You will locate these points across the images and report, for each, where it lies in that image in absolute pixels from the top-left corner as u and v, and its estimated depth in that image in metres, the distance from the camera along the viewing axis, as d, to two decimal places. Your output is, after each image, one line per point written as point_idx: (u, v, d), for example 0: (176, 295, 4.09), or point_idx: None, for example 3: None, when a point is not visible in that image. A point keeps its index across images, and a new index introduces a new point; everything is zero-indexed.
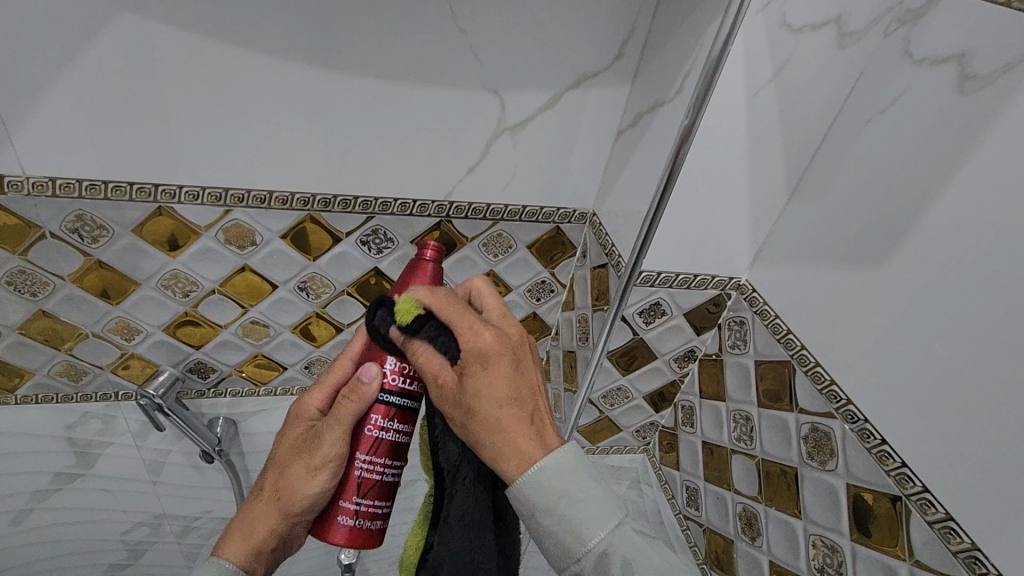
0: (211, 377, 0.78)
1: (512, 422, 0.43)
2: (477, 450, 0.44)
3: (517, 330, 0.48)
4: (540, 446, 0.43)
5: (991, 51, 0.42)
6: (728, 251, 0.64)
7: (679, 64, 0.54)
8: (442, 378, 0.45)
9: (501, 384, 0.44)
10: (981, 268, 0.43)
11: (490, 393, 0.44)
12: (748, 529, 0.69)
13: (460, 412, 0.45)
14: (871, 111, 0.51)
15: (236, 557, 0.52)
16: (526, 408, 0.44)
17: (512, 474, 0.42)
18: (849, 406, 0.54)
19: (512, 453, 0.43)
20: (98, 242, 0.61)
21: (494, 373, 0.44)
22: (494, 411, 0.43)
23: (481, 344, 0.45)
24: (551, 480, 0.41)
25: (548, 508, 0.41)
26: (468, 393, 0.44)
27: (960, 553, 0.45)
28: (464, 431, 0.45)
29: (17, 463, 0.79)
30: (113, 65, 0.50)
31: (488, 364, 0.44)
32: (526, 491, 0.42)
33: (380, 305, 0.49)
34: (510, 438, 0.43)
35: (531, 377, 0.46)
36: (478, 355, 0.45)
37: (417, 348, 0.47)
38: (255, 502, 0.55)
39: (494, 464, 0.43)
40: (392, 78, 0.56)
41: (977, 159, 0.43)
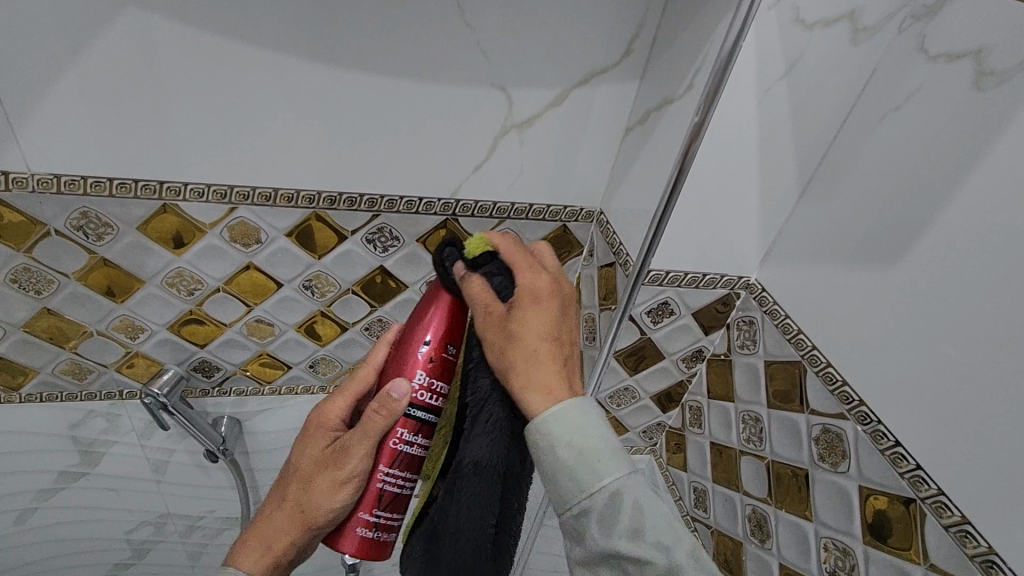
0: (215, 376, 0.78)
1: (547, 359, 0.43)
2: (506, 378, 0.44)
3: (568, 283, 0.48)
4: (567, 389, 0.43)
5: (1006, 46, 0.41)
6: (737, 250, 0.64)
7: (688, 60, 0.53)
8: (492, 308, 0.45)
9: (544, 320, 0.44)
10: (997, 266, 0.42)
11: (533, 327, 0.44)
12: (757, 531, 0.68)
13: (498, 340, 0.44)
14: (884, 108, 0.50)
15: (257, 570, 0.54)
16: (562, 352, 0.44)
17: (537, 407, 0.42)
18: (861, 407, 0.53)
19: (542, 387, 0.42)
20: (103, 240, 0.61)
21: (543, 310, 0.45)
22: (533, 344, 0.43)
23: (536, 283, 0.45)
24: (568, 416, 0.42)
25: (564, 442, 0.41)
26: (513, 322, 0.44)
27: (976, 557, 0.44)
28: (496, 361, 0.44)
29: (21, 462, 0.79)
30: (118, 62, 0.50)
31: (539, 300, 0.45)
32: (548, 422, 0.42)
33: (448, 241, 0.49)
34: (541, 372, 0.43)
35: (571, 326, 0.47)
36: (532, 291, 0.45)
37: (472, 278, 0.47)
38: (273, 512, 0.55)
39: (519, 394, 0.43)
40: (398, 75, 0.56)
41: (993, 156, 0.42)
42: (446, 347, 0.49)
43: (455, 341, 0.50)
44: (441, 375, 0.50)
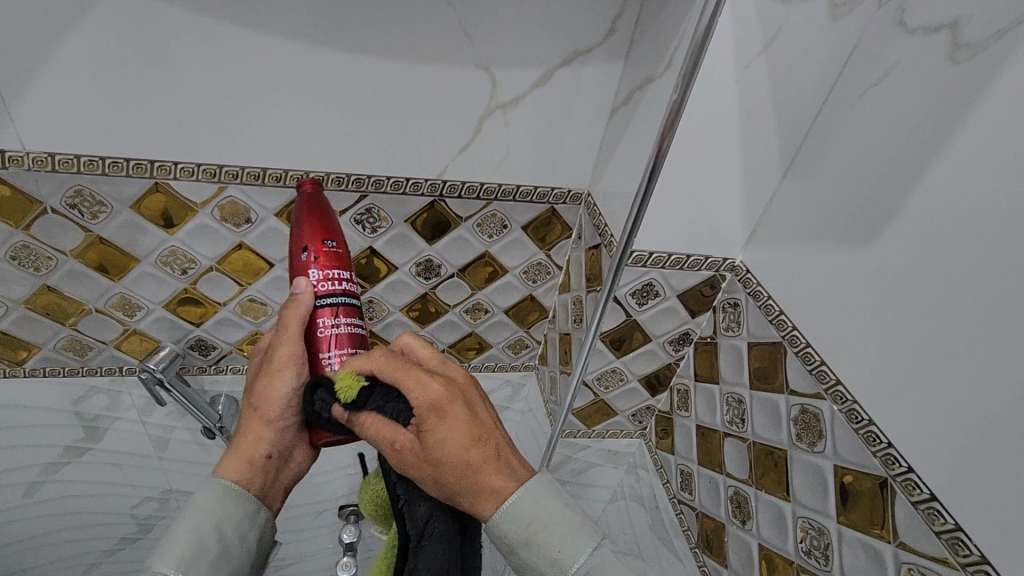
0: (211, 354, 0.81)
1: (479, 461, 0.46)
2: (453, 499, 0.47)
3: (461, 375, 0.52)
4: (509, 480, 0.46)
5: (984, 17, 0.40)
6: (721, 230, 0.64)
7: (667, 39, 0.53)
8: (399, 441, 0.48)
9: (455, 424, 0.47)
10: (975, 239, 0.41)
11: (446, 437, 0.47)
12: (739, 512, 0.69)
13: (426, 468, 0.47)
14: (863, 85, 0.50)
15: (233, 475, 0.52)
16: (487, 447, 0.47)
17: (488, 511, 0.45)
18: (838, 387, 0.53)
19: (487, 493, 0.46)
20: (98, 218, 0.62)
21: (449, 418, 0.48)
22: (458, 455, 0.46)
23: (428, 394, 0.49)
24: (524, 512, 0.44)
25: (523, 541, 0.44)
26: (428, 443, 0.47)
27: (944, 534, 0.44)
28: (441, 491, 0.47)
29: (27, 437, 0.81)
30: (99, 42, 0.50)
31: (442, 410, 0.48)
32: (503, 526, 0.44)
33: (320, 386, 0.54)
34: (481, 479, 0.46)
35: (486, 415, 0.50)
36: (427, 403, 0.48)
37: (370, 419, 0.50)
38: (238, 432, 0.57)
39: (472, 509, 0.46)
40: (379, 54, 0.56)
41: (969, 131, 0.41)
42: (323, 241, 0.58)
43: (331, 236, 0.58)
44: (332, 264, 0.58)
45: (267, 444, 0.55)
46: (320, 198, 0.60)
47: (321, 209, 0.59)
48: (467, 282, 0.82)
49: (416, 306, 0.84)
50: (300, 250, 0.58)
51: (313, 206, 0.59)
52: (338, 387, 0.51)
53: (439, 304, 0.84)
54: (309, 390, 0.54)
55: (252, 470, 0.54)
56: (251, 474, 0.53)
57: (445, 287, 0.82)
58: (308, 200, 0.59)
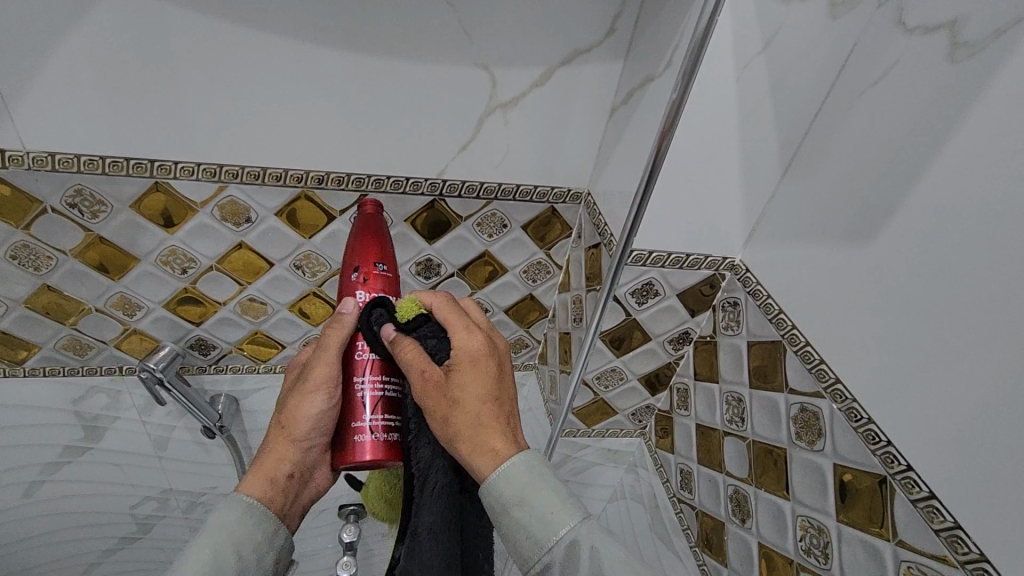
0: (212, 354, 0.81)
1: (492, 419, 0.48)
2: (453, 442, 0.48)
3: (501, 342, 0.53)
4: (512, 446, 0.47)
5: (983, 17, 0.40)
6: (721, 229, 0.64)
7: (667, 38, 0.53)
8: (426, 370, 0.50)
9: (484, 379, 0.49)
10: (974, 238, 0.41)
11: (473, 385, 0.49)
12: (738, 510, 0.69)
13: (443, 404, 0.49)
14: (863, 84, 0.50)
15: (254, 492, 0.53)
16: (502, 410, 0.49)
17: (484, 468, 0.46)
18: (837, 385, 0.53)
19: (488, 450, 0.46)
20: (97, 217, 0.62)
21: (479, 371, 0.50)
22: (476, 405, 0.48)
23: (471, 342, 0.51)
24: (519, 474, 0.45)
25: (517, 501, 0.44)
26: (453, 383, 0.49)
27: (943, 532, 0.44)
28: (443, 429, 0.48)
29: (27, 436, 0.81)
30: (99, 41, 0.50)
31: (476, 360, 0.50)
32: (495, 482, 0.45)
33: (380, 305, 0.55)
34: (487, 434, 0.47)
35: (510, 385, 0.51)
36: (469, 351, 0.50)
37: (407, 344, 0.52)
38: (265, 447, 0.57)
39: (468, 458, 0.47)
40: (379, 53, 0.56)
41: (968, 131, 0.41)
42: (374, 264, 0.59)
43: (381, 259, 0.60)
44: (380, 289, 0.59)
45: (290, 463, 0.56)
46: (376, 220, 0.62)
47: (375, 233, 0.61)
48: (467, 281, 0.82)
49: None
50: (352, 270, 0.59)
51: (369, 227, 0.61)
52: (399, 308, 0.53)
53: None
54: (365, 308, 0.55)
55: (274, 489, 0.54)
56: (272, 494, 0.53)
57: (445, 287, 0.82)
58: (363, 222, 0.61)
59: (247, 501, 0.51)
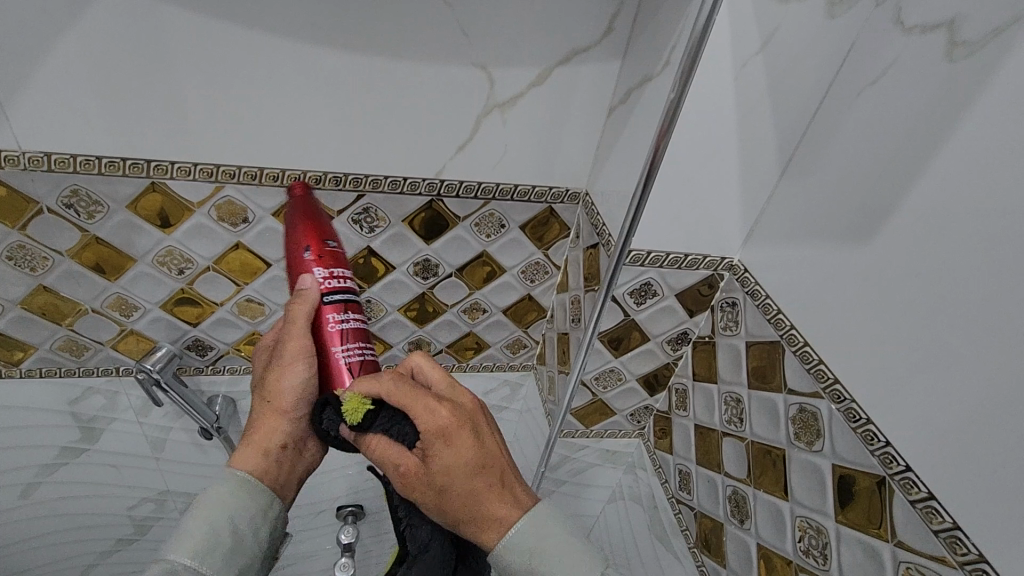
0: (209, 355, 0.81)
1: (484, 490, 0.48)
2: (454, 519, 0.49)
3: (467, 404, 0.52)
4: (513, 510, 0.48)
5: (981, 16, 0.40)
6: (719, 229, 0.64)
7: (665, 38, 0.53)
8: (404, 464, 0.50)
9: (460, 454, 0.48)
10: (973, 237, 0.41)
11: (454, 466, 0.48)
12: (737, 511, 0.69)
13: (429, 491, 0.49)
14: (861, 83, 0.49)
15: (248, 467, 0.54)
16: (492, 475, 0.49)
17: (489, 539, 0.48)
18: (836, 386, 0.53)
19: (489, 520, 0.48)
20: (94, 218, 0.62)
21: (455, 447, 0.48)
22: (464, 483, 0.48)
23: (437, 421, 0.49)
24: (528, 539, 0.47)
25: (528, 563, 0.46)
26: (432, 470, 0.48)
27: (942, 533, 0.44)
28: (440, 512, 0.49)
29: (24, 438, 0.81)
30: (94, 40, 0.50)
31: (448, 440, 0.49)
32: (503, 552, 0.47)
33: (327, 405, 0.54)
34: (485, 506, 0.48)
35: (491, 443, 0.51)
36: (435, 433, 0.49)
37: (375, 440, 0.51)
38: (251, 423, 0.57)
39: (472, 533, 0.48)
40: (376, 53, 0.56)
41: (967, 129, 0.41)
42: (324, 240, 0.58)
43: (330, 235, 0.59)
44: (334, 262, 0.58)
45: (279, 435, 0.56)
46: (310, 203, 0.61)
47: (313, 211, 0.59)
48: (465, 282, 0.81)
49: (414, 306, 0.84)
50: (299, 251, 0.57)
51: (307, 210, 0.60)
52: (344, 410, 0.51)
53: (437, 303, 0.84)
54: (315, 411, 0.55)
55: (267, 460, 0.55)
56: (265, 465, 0.55)
57: (443, 287, 0.82)
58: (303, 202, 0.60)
59: (240, 477, 0.53)
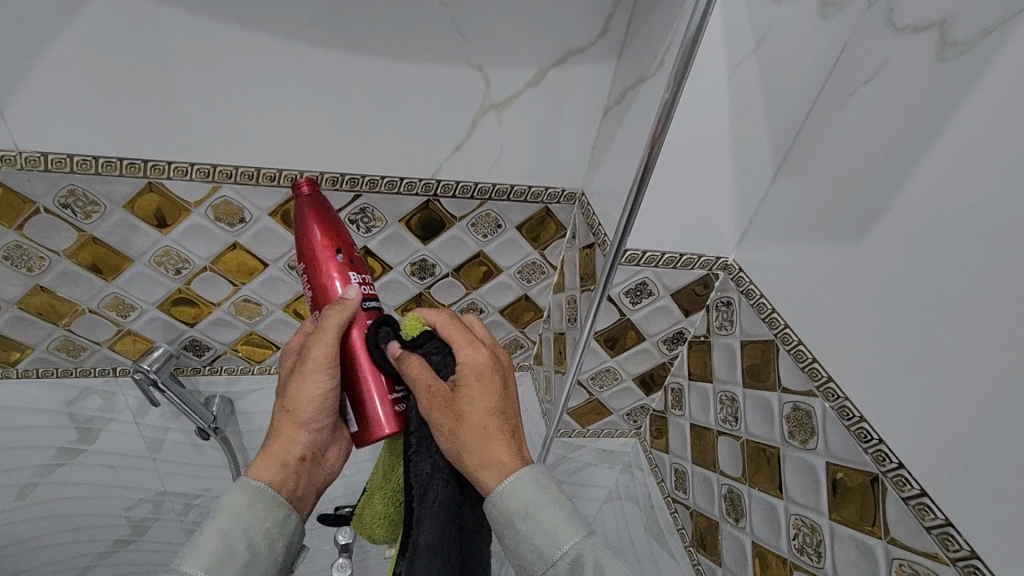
0: (206, 355, 0.81)
1: (498, 434, 0.49)
2: (459, 456, 0.48)
3: (506, 359, 0.55)
4: (517, 457, 0.48)
5: (971, 16, 0.40)
6: (714, 229, 0.64)
7: (659, 39, 0.53)
8: (433, 384, 0.50)
9: (489, 395, 0.51)
10: (963, 236, 0.42)
11: (478, 399, 0.50)
12: (732, 510, 0.69)
13: (448, 419, 0.49)
14: (854, 83, 0.50)
15: (266, 477, 0.52)
16: (506, 423, 0.50)
17: (490, 479, 0.47)
18: (829, 384, 0.53)
19: (494, 461, 0.47)
20: (90, 218, 0.62)
21: (484, 385, 0.51)
22: (482, 418, 0.49)
23: (476, 357, 0.52)
24: (523, 487, 0.46)
25: (523, 514, 0.45)
26: (458, 397, 0.50)
27: (934, 529, 0.44)
28: (450, 445, 0.49)
29: (20, 438, 0.81)
30: (91, 41, 0.50)
31: (481, 375, 0.51)
32: (502, 493, 0.46)
33: (385, 323, 0.57)
34: (493, 446, 0.48)
35: (514, 400, 0.53)
36: (473, 368, 0.52)
37: (412, 360, 0.52)
38: (269, 433, 0.56)
39: (474, 472, 0.47)
40: (373, 53, 0.56)
41: (957, 129, 0.42)
42: (353, 248, 0.60)
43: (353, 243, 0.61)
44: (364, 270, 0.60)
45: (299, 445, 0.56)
46: (325, 209, 0.58)
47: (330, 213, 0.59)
48: (462, 282, 0.82)
49: (411, 306, 0.84)
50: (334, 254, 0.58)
51: (322, 210, 0.58)
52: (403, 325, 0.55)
53: (434, 303, 0.84)
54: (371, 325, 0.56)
55: (287, 470, 0.53)
56: (285, 475, 0.53)
57: (440, 287, 0.82)
58: (314, 206, 0.58)
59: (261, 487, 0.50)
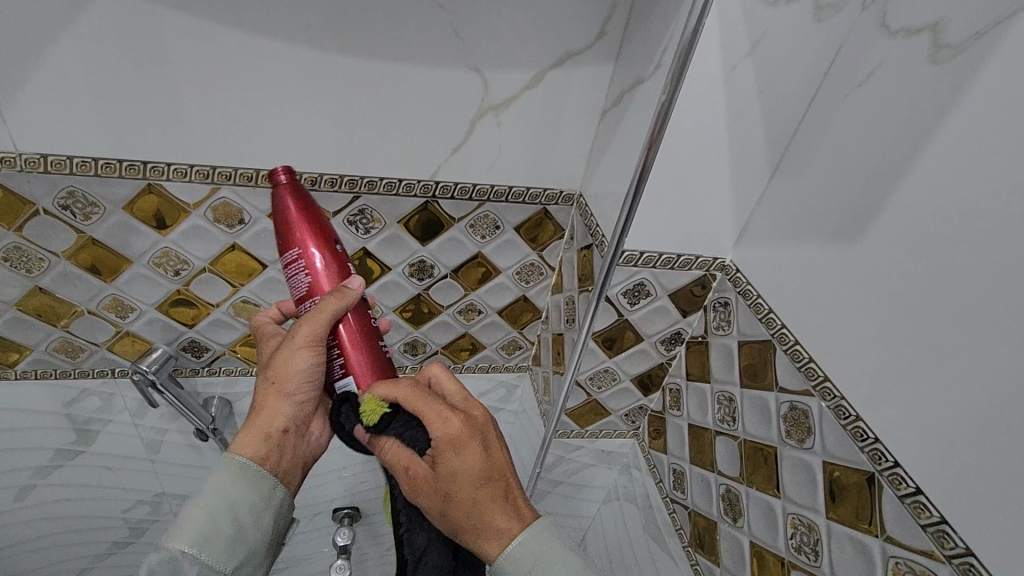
0: (205, 356, 0.81)
1: (488, 500, 0.47)
2: (454, 530, 0.48)
3: (481, 410, 0.51)
4: (514, 523, 0.47)
5: (963, 20, 0.41)
6: (712, 230, 0.64)
7: (656, 41, 0.53)
8: (412, 468, 0.48)
9: (468, 466, 0.47)
10: (957, 237, 0.42)
11: (460, 476, 0.47)
12: (730, 510, 0.69)
13: (433, 500, 0.48)
14: (848, 86, 0.50)
15: (250, 450, 0.53)
16: (497, 489, 0.48)
17: (491, 550, 0.47)
18: (826, 383, 0.54)
19: (492, 535, 0.47)
20: (90, 219, 0.63)
21: (464, 457, 0.47)
22: (469, 494, 0.47)
23: (449, 429, 0.48)
24: (528, 553, 0.46)
25: (532, 572, 0.46)
26: (439, 477, 0.47)
27: (929, 527, 0.44)
28: (441, 522, 0.48)
29: (18, 440, 0.81)
30: (91, 43, 0.50)
31: (458, 448, 0.47)
32: (504, 565, 0.46)
33: (345, 402, 0.53)
34: (488, 518, 0.47)
35: (500, 452, 0.49)
36: (448, 443, 0.47)
37: (386, 442, 0.50)
38: (255, 400, 0.55)
39: (474, 543, 0.47)
40: (371, 56, 0.56)
41: (949, 131, 0.42)
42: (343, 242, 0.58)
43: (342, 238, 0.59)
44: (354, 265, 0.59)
45: (285, 416, 0.54)
46: (303, 195, 0.56)
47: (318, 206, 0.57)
48: (460, 283, 0.82)
49: (410, 307, 0.84)
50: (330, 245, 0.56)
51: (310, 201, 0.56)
52: (363, 408, 0.51)
53: (432, 304, 0.84)
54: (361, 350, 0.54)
55: (273, 441, 0.54)
56: (270, 446, 0.54)
57: (438, 288, 0.82)
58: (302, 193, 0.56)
59: (240, 463, 0.51)
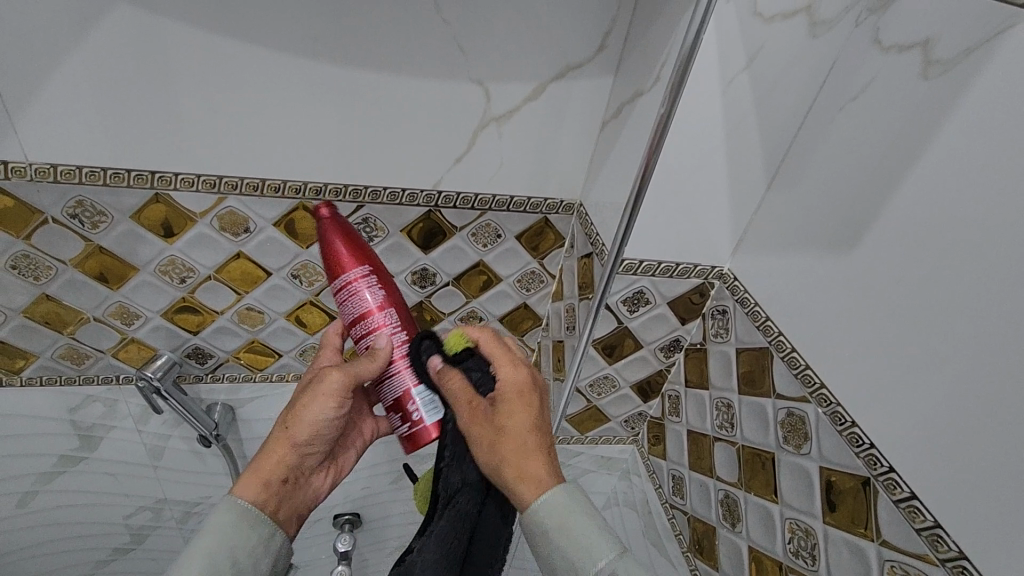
0: (208, 363, 0.82)
1: (535, 446, 0.49)
2: (496, 468, 0.49)
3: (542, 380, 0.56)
4: (553, 476, 0.48)
5: (952, 37, 0.42)
6: (709, 239, 0.66)
7: (655, 55, 0.55)
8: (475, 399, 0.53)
9: (526, 412, 0.51)
10: (948, 247, 0.43)
11: (517, 415, 0.51)
12: (729, 515, 0.70)
13: (487, 431, 0.51)
14: (842, 100, 0.52)
15: (250, 494, 0.53)
16: (545, 442, 0.50)
17: (528, 495, 0.47)
18: (822, 390, 0.55)
19: (531, 478, 0.47)
20: (98, 227, 0.64)
21: (524, 403, 0.52)
22: (521, 432, 0.50)
23: (515, 376, 0.54)
24: (559, 504, 0.46)
25: (556, 528, 0.45)
26: (498, 413, 0.51)
27: (924, 531, 0.45)
28: (486, 456, 0.50)
29: (21, 445, 0.82)
30: (103, 56, 0.51)
31: (520, 393, 0.53)
32: (539, 510, 0.46)
33: (426, 337, 0.58)
34: (531, 463, 0.48)
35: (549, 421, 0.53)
36: (513, 384, 0.53)
37: (455, 376, 0.55)
38: (266, 443, 0.58)
39: (513, 486, 0.48)
40: (377, 68, 0.58)
41: (940, 144, 0.43)
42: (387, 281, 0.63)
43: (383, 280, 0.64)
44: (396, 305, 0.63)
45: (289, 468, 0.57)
46: (351, 235, 0.60)
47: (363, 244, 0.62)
48: (461, 290, 0.83)
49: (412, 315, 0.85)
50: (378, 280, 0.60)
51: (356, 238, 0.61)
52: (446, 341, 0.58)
53: (434, 312, 0.85)
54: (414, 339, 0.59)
55: (270, 493, 0.55)
56: (268, 497, 0.54)
57: (440, 296, 0.83)
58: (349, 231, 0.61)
59: (241, 504, 0.52)
